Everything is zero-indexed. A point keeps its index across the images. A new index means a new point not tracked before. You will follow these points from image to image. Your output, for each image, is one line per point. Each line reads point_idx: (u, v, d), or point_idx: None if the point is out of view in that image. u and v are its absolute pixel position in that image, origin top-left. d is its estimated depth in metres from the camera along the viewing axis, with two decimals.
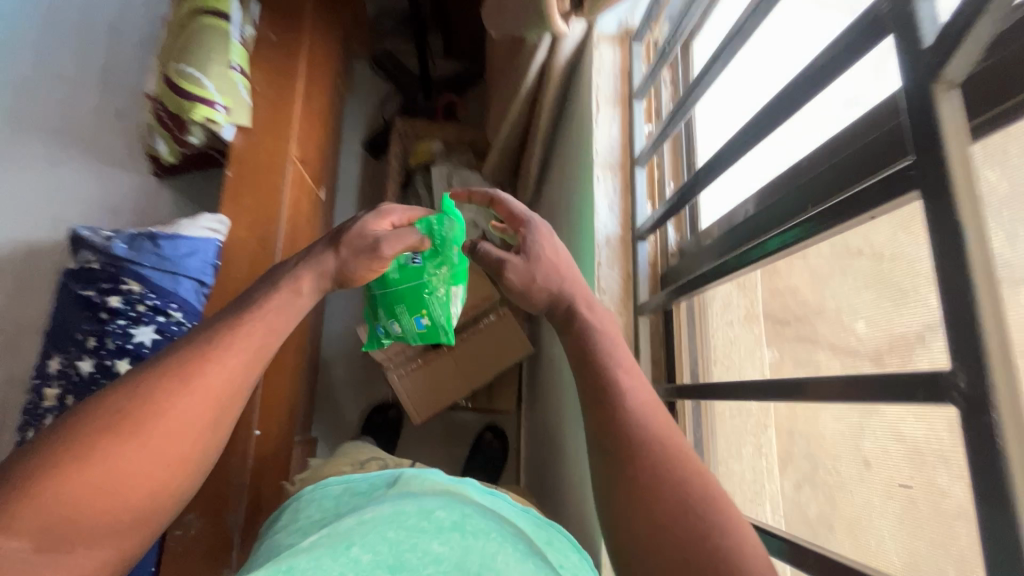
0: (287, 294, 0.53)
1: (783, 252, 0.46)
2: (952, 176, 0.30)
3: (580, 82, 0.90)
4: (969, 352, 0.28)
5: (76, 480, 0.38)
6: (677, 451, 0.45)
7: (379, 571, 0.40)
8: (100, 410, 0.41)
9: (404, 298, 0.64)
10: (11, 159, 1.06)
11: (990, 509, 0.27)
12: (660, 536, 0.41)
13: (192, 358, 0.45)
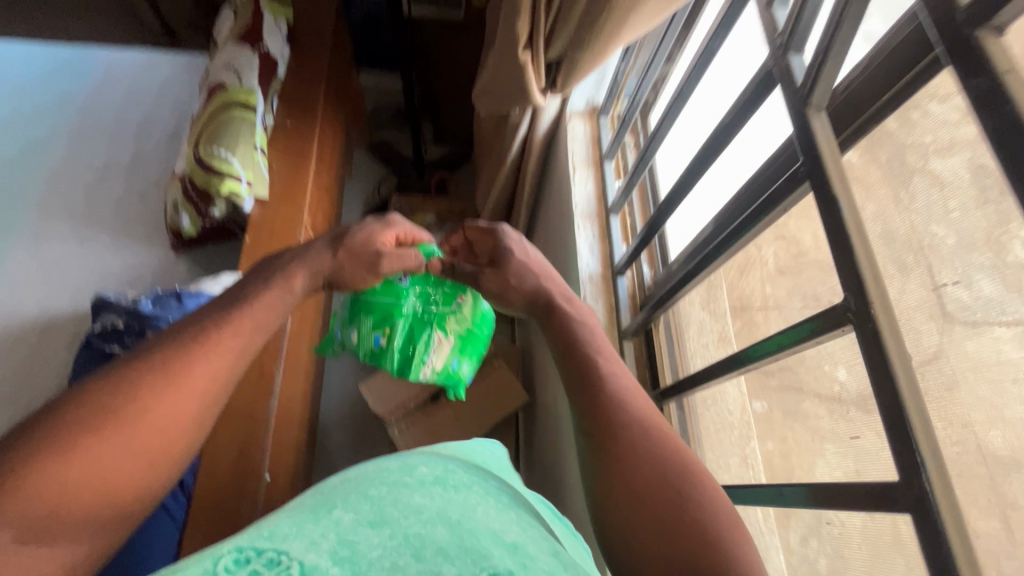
0: (278, 289, 0.61)
1: (727, 254, 0.59)
2: (827, 161, 0.41)
3: (556, 151, 1.06)
4: (859, 286, 0.37)
5: (56, 471, 0.41)
6: (651, 425, 0.52)
7: (363, 521, 0.36)
8: (81, 406, 0.44)
9: (373, 311, 0.78)
10: (41, 239, 1.17)
11: (896, 402, 0.35)
12: (640, 497, 0.46)
13: (169, 360, 0.49)
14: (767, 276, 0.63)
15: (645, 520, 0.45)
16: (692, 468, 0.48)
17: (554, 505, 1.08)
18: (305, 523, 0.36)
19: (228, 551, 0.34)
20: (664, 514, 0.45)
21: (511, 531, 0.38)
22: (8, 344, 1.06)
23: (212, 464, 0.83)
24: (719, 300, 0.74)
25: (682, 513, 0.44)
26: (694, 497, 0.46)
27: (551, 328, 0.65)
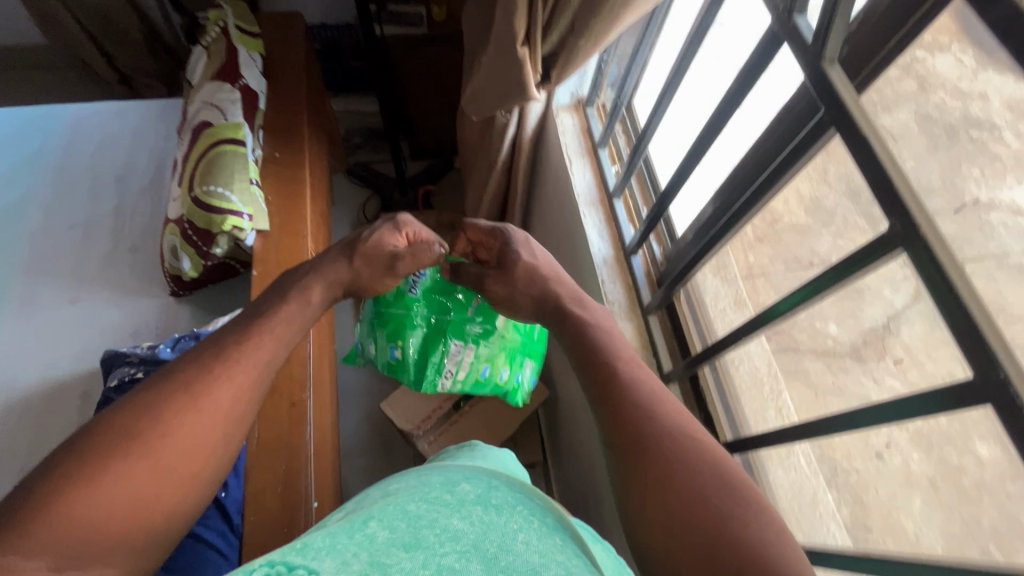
0: (296, 305, 0.59)
1: (750, 215, 0.63)
2: (849, 106, 0.45)
3: (547, 146, 1.10)
4: (899, 209, 0.41)
5: (88, 495, 0.38)
6: (689, 436, 0.45)
7: (397, 546, 0.34)
8: (112, 428, 0.42)
9: (388, 322, 0.83)
10: (33, 305, 1.14)
11: (952, 307, 0.38)
12: (676, 527, 0.39)
13: (193, 378, 0.47)
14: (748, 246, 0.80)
15: (684, 554, 0.38)
16: (736, 485, 0.41)
17: (590, 490, 1.11)
18: (340, 541, 0.35)
19: (260, 565, 0.33)
20: (706, 547, 0.38)
21: (552, 567, 0.34)
22: (15, 416, 1.03)
23: (258, 501, 0.82)
24: (728, 267, 0.82)
25: (726, 542, 0.37)
26: (741, 523, 0.38)
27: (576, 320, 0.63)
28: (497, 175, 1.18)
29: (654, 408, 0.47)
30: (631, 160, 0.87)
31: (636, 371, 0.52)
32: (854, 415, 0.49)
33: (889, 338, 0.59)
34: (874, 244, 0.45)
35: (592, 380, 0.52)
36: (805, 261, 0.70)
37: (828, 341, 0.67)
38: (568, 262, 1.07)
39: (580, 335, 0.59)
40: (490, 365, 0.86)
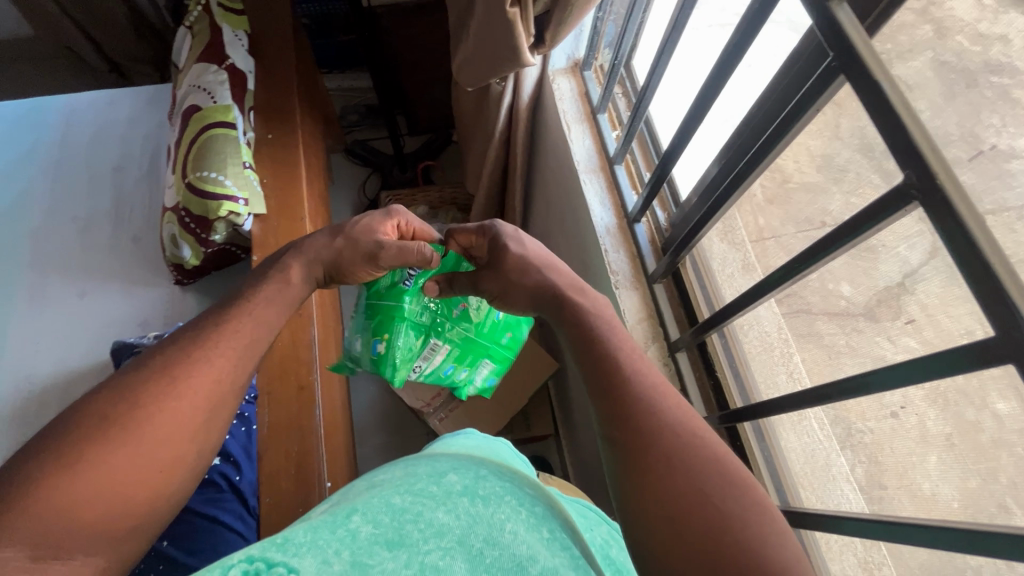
0: (276, 282, 0.61)
1: (755, 174, 0.60)
2: (860, 50, 0.42)
3: (545, 113, 1.07)
4: (912, 159, 0.39)
5: (70, 479, 0.38)
6: (690, 431, 0.43)
7: (380, 544, 0.36)
8: (91, 414, 0.42)
9: (377, 314, 0.82)
10: (42, 299, 1.15)
11: (969, 262, 0.36)
12: (676, 525, 0.38)
13: (170, 363, 0.47)
14: (757, 208, 0.71)
15: (681, 556, 0.37)
16: (736, 484, 0.40)
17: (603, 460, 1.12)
18: (321, 538, 0.37)
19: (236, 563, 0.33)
20: (705, 550, 0.37)
21: (537, 561, 0.37)
22: (34, 409, 1.05)
23: (273, 483, 0.83)
24: (735, 231, 0.76)
25: (725, 545, 0.37)
26: (741, 526, 0.37)
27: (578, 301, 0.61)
28: (495, 147, 1.16)
29: (655, 403, 0.45)
30: (631, 123, 0.84)
31: (636, 362, 0.50)
32: (870, 379, 0.48)
33: (905, 295, 0.51)
34: (887, 196, 0.42)
35: (590, 371, 0.50)
36: (816, 221, 0.61)
37: (843, 302, 0.60)
38: (570, 233, 1.05)
39: (577, 323, 0.56)
40: (453, 366, 0.92)
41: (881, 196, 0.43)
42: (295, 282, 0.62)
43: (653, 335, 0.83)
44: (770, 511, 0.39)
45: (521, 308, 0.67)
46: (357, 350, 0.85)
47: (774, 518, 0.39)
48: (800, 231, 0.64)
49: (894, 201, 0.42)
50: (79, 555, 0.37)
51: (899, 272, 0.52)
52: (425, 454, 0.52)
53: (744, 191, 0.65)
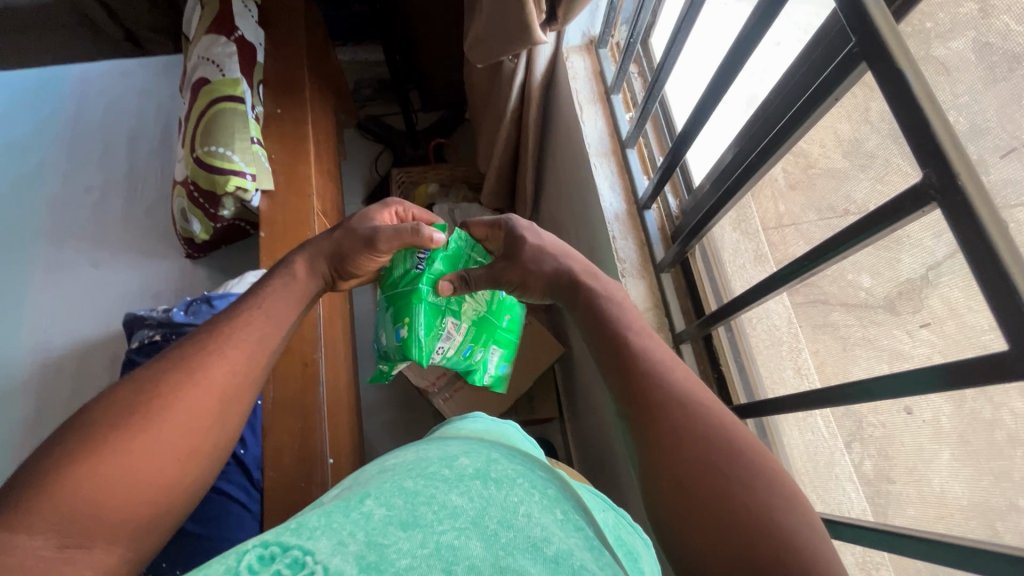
0: (282, 278, 0.61)
1: (768, 165, 0.58)
2: (884, 35, 0.39)
3: (558, 93, 1.05)
4: (934, 157, 0.37)
5: (91, 470, 0.39)
6: (698, 403, 0.45)
7: (394, 525, 0.36)
8: (107, 409, 0.43)
9: (396, 303, 0.79)
10: (58, 270, 1.17)
11: (986, 269, 0.34)
12: (686, 489, 0.41)
13: (188, 356, 0.48)
14: (779, 193, 0.65)
15: (693, 518, 0.39)
16: (744, 451, 0.41)
17: (605, 447, 1.13)
18: (336, 519, 0.37)
19: (253, 547, 0.34)
20: (714, 511, 0.39)
21: (552, 541, 0.37)
22: (51, 376, 1.08)
23: (276, 459, 0.85)
24: (750, 220, 0.72)
25: (732, 506, 0.38)
26: (748, 489, 0.39)
27: (578, 298, 0.60)
28: (506, 126, 1.14)
29: (664, 378, 0.47)
30: (644, 106, 0.81)
31: (647, 342, 0.52)
32: (869, 386, 0.48)
33: (926, 289, 0.47)
34: (907, 192, 0.40)
35: (604, 351, 0.53)
36: (838, 209, 0.56)
37: (862, 295, 0.56)
38: (580, 216, 1.04)
39: (591, 305, 0.58)
40: (471, 347, 0.88)
41: (902, 193, 0.40)
42: (302, 278, 0.63)
43: (659, 324, 0.83)
44: (780, 475, 0.40)
45: (540, 295, 0.68)
46: (386, 345, 0.83)
47: (784, 482, 0.40)
48: (822, 219, 0.59)
49: (912, 201, 0.40)
50: (103, 543, 0.37)
51: (922, 264, 0.48)
52: (436, 436, 0.53)
53: (758, 180, 0.62)
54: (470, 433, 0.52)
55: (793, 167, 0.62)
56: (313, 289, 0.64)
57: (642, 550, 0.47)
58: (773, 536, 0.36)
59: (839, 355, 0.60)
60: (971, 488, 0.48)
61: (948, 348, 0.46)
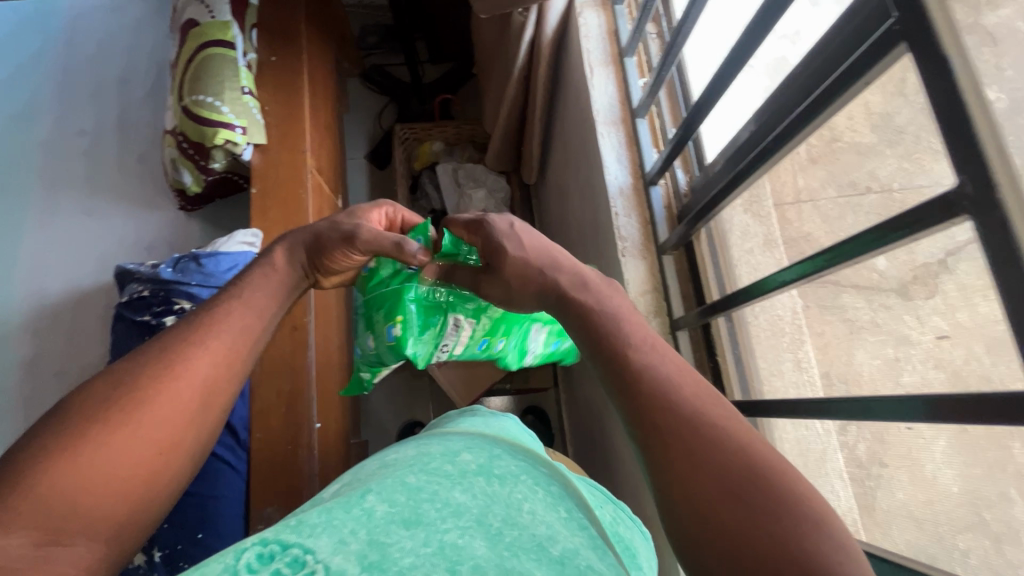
0: (260, 271, 0.58)
1: (785, 150, 0.53)
2: (932, 17, 0.35)
3: (569, 51, 0.98)
4: (973, 165, 0.34)
5: (70, 465, 0.37)
6: (712, 422, 0.39)
7: (396, 523, 0.36)
8: (86, 400, 0.41)
9: (383, 303, 0.75)
10: (52, 214, 1.21)
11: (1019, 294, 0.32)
12: (711, 531, 0.35)
13: (172, 344, 0.46)
14: (799, 167, 0.61)
15: (721, 564, 0.34)
16: (772, 478, 0.35)
17: (596, 424, 1.14)
18: (336, 516, 0.36)
19: (252, 544, 0.33)
20: (745, 554, 0.33)
21: (558, 540, 0.37)
22: (47, 321, 1.15)
23: (265, 421, 0.91)
24: (762, 203, 0.68)
25: (766, 552, 0.32)
26: (781, 528, 0.33)
27: (569, 309, 0.52)
28: (513, 86, 1.08)
29: (671, 395, 0.41)
30: (658, 72, 0.75)
31: (648, 354, 0.44)
32: (870, 404, 0.46)
33: (942, 274, 0.45)
34: (938, 197, 0.37)
35: (603, 365, 0.46)
36: (860, 186, 0.52)
37: (875, 276, 0.53)
38: (584, 186, 1.00)
39: (587, 309, 0.51)
40: (487, 339, 0.81)
41: (931, 199, 0.37)
42: (280, 269, 0.60)
43: (656, 308, 0.81)
44: (819, 502, 0.35)
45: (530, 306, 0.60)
46: (371, 347, 0.78)
47: (824, 510, 0.34)
48: (841, 196, 0.55)
49: (935, 209, 0.37)
50: (82, 542, 0.37)
51: (942, 247, 0.45)
52: (434, 433, 0.54)
53: (775, 165, 0.57)
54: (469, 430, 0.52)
55: (816, 140, 0.57)
56: (295, 279, 0.61)
57: (638, 544, 0.48)
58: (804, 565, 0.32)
59: (845, 336, 0.57)
60: (965, 476, 0.46)
61: (953, 331, 0.45)
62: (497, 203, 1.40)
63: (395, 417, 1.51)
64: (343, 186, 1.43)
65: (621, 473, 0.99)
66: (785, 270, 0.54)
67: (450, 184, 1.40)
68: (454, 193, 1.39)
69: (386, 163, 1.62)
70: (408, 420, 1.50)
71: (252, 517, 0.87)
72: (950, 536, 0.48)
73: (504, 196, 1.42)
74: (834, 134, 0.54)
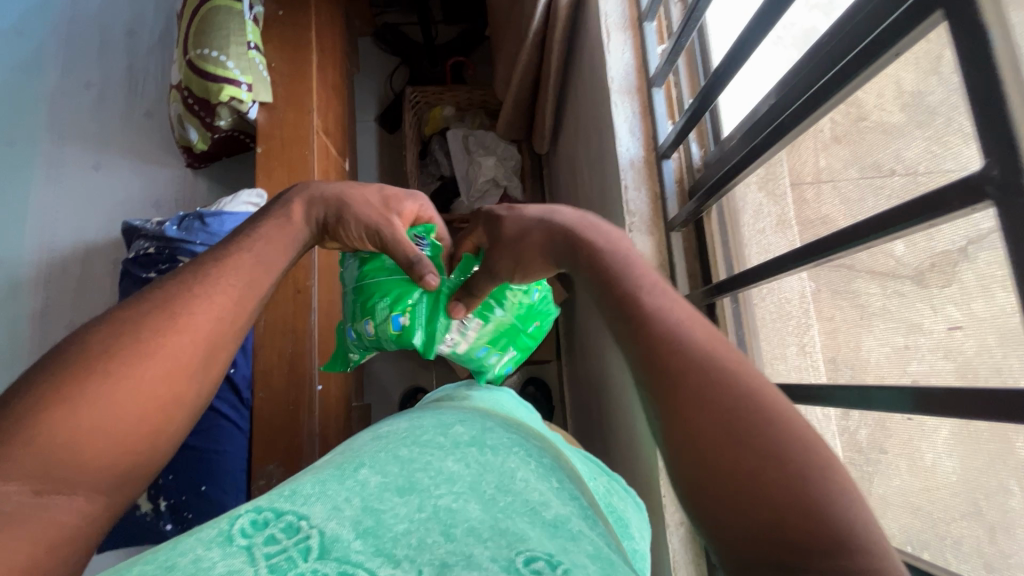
0: (275, 220, 0.55)
1: (802, 127, 0.52)
2: None
3: (586, 13, 0.94)
4: (1005, 149, 0.32)
5: (66, 416, 0.35)
6: (722, 361, 0.36)
7: (390, 491, 0.36)
8: (84, 347, 0.37)
9: (389, 291, 0.74)
10: (59, 168, 1.23)
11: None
12: (713, 475, 0.33)
13: (170, 294, 0.43)
14: (821, 146, 0.57)
15: (720, 507, 0.32)
16: (780, 422, 0.33)
17: (596, 397, 1.16)
18: (330, 486, 0.36)
19: (246, 511, 0.34)
20: (746, 500, 0.31)
21: (550, 506, 0.37)
22: (57, 273, 1.19)
23: (268, 380, 0.94)
24: (779, 180, 0.65)
25: (758, 480, 0.31)
26: (787, 467, 0.31)
27: (580, 259, 0.49)
28: (528, 50, 1.05)
29: (684, 336, 0.38)
30: (677, 38, 0.72)
31: (657, 296, 0.42)
32: (871, 393, 0.48)
33: (961, 262, 0.43)
34: (959, 181, 0.35)
35: (609, 305, 0.43)
36: (884, 169, 0.49)
37: (891, 262, 0.50)
38: (595, 157, 0.98)
39: (598, 251, 0.48)
40: (488, 347, 0.78)
41: (952, 184, 0.36)
42: (297, 222, 0.56)
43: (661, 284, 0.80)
44: (822, 446, 0.33)
45: (542, 272, 0.59)
46: (370, 334, 0.76)
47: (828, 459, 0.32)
48: (863, 178, 0.51)
49: (953, 196, 0.36)
50: (82, 492, 0.35)
51: (964, 235, 0.42)
52: (430, 408, 0.54)
53: (788, 143, 0.56)
54: (464, 406, 0.53)
55: (841, 117, 0.53)
56: (306, 237, 0.58)
57: (629, 515, 0.54)
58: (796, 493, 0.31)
59: (854, 321, 0.56)
60: (963, 465, 0.45)
61: (965, 320, 0.43)
62: (507, 172, 1.38)
63: (398, 383, 1.53)
64: (352, 150, 1.42)
65: (617, 445, 1.02)
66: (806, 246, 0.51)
67: (459, 152, 1.39)
68: (464, 161, 1.38)
69: (396, 127, 1.59)
70: (411, 383, 1.53)
71: (253, 472, 0.91)
72: (944, 523, 0.48)
73: (515, 165, 1.41)
74: (861, 111, 0.51)
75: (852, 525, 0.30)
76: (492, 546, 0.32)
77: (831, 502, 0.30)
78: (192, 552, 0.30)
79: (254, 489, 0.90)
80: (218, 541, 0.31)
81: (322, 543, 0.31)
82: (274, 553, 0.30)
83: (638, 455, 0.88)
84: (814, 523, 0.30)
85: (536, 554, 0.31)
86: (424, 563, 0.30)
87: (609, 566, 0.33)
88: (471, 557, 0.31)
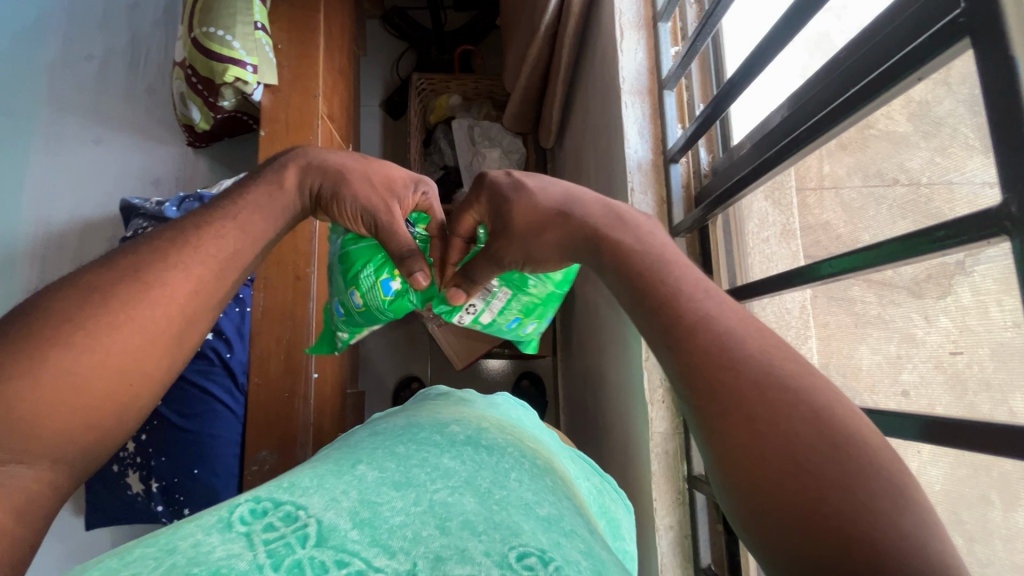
0: (266, 185, 0.54)
1: (813, 145, 0.51)
2: (1007, 14, 0.32)
3: (601, 11, 0.93)
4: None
5: (29, 386, 0.34)
6: (778, 378, 0.33)
7: (387, 484, 0.36)
8: (55, 315, 0.37)
9: (368, 257, 0.72)
10: (58, 141, 1.22)
11: None
12: (765, 506, 0.30)
13: (140, 264, 0.42)
14: (826, 153, 0.57)
15: (772, 529, 0.30)
16: (849, 449, 0.30)
17: (590, 394, 1.17)
18: (328, 480, 0.36)
19: (245, 500, 0.34)
20: (814, 528, 0.28)
21: (544, 505, 0.37)
22: (53, 247, 1.18)
23: (264, 365, 0.94)
24: (786, 190, 0.64)
25: (829, 511, 0.28)
26: (860, 495, 0.28)
27: (600, 255, 0.47)
28: (538, 43, 1.04)
29: (737, 354, 0.34)
30: (692, 43, 0.71)
31: (705, 304, 0.38)
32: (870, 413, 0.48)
33: (958, 277, 0.42)
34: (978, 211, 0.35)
35: (644, 311, 0.41)
36: (887, 177, 0.48)
37: (889, 274, 0.50)
38: (601, 156, 0.98)
39: (630, 259, 0.44)
40: (518, 317, 0.78)
41: (969, 214, 0.35)
42: (288, 189, 0.55)
43: None
44: (900, 474, 0.29)
45: (555, 262, 0.56)
46: (358, 303, 0.75)
47: (905, 485, 0.29)
48: (866, 186, 0.51)
49: (973, 224, 0.35)
50: (47, 461, 0.35)
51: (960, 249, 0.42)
52: (426, 407, 0.53)
53: (797, 159, 0.56)
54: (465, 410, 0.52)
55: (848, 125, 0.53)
56: (297, 207, 0.56)
57: (621, 516, 0.55)
58: (873, 524, 0.27)
59: (849, 330, 0.56)
60: (948, 478, 0.46)
61: (962, 338, 0.43)
62: (512, 164, 1.37)
63: (393, 369, 1.53)
64: (356, 135, 1.40)
65: (608, 442, 1.03)
66: (827, 262, 0.50)
67: (463, 141, 1.36)
68: (468, 151, 1.36)
69: (400, 113, 1.58)
70: (405, 372, 1.53)
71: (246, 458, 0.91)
72: None
73: (519, 157, 1.40)
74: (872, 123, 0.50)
75: (923, 559, 0.26)
76: (486, 540, 0.32)
77: (914, 532, 0.27)
78: (191, 536, 0.30)
79: (246, 475, 0.90)
80: (217, 527, 0.31)
81: (320, 532, 0.31)
82: (272, 539, 0.30)
83: (629, 454, 0.89)
84: (880, 551, 0.27)
85: (529, 550, 0.31)
86: (418, 556, 0.30)
87: (601, 565, 0.33)
88: (465, 551, 0.31)
